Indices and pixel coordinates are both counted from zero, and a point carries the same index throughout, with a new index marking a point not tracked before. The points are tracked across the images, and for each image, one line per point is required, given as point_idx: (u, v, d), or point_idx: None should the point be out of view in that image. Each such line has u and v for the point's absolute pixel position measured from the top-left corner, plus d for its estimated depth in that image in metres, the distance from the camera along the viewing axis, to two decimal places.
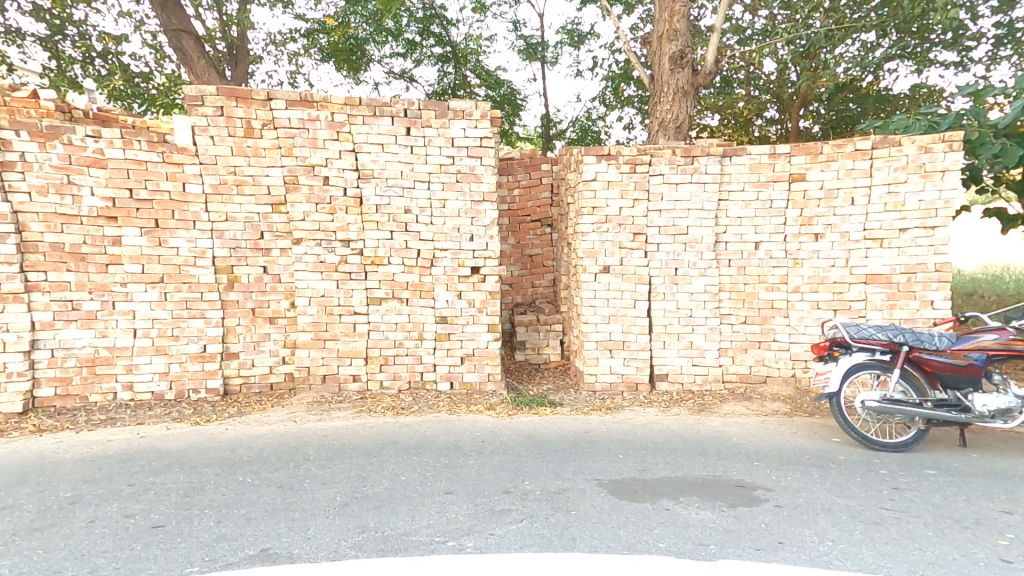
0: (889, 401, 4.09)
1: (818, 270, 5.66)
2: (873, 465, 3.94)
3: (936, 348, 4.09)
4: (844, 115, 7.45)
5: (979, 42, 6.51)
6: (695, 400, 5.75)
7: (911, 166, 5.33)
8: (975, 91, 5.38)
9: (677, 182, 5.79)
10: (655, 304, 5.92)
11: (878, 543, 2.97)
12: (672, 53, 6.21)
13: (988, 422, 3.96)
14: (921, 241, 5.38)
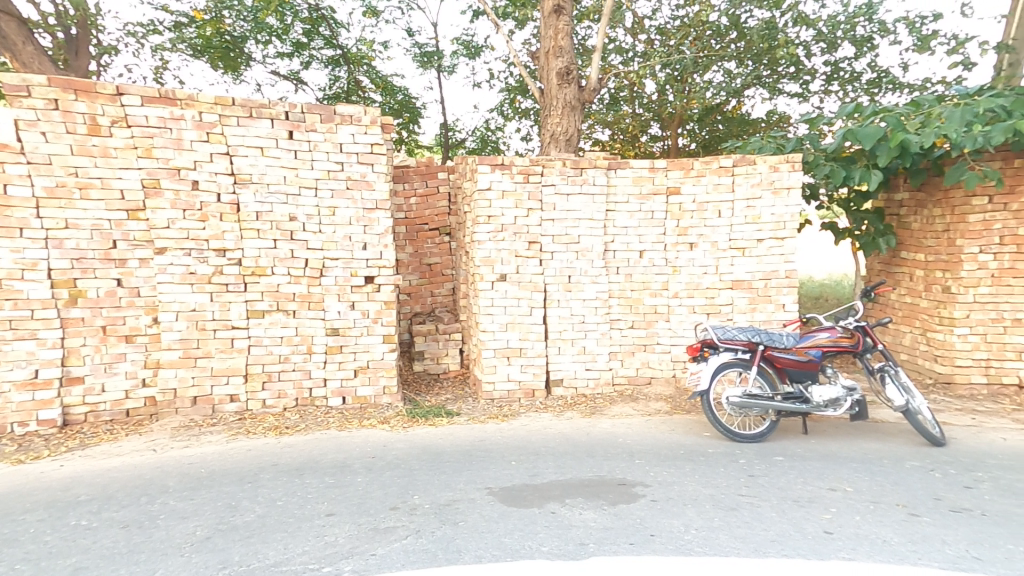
0: (748, 396, 4.51)
1: (693, 277, 6.12)
2: (734, 456, 4.31)
3: (784, 346, 4.57)
4: (714, 134, 8.13)
5: (815, 77, 7.43)
6: (588, 404, 5.97)
7: (764, 183, 5.90)
8: (811, 119, 6.10)
9: (568, 193, 6.02)
10: (551, 311, 6.08)
11: (733, 527, 3.24)
12: (559, 69, 6.46)
13: (823, 411, 4.48)
14: (774, 250, 5.97)
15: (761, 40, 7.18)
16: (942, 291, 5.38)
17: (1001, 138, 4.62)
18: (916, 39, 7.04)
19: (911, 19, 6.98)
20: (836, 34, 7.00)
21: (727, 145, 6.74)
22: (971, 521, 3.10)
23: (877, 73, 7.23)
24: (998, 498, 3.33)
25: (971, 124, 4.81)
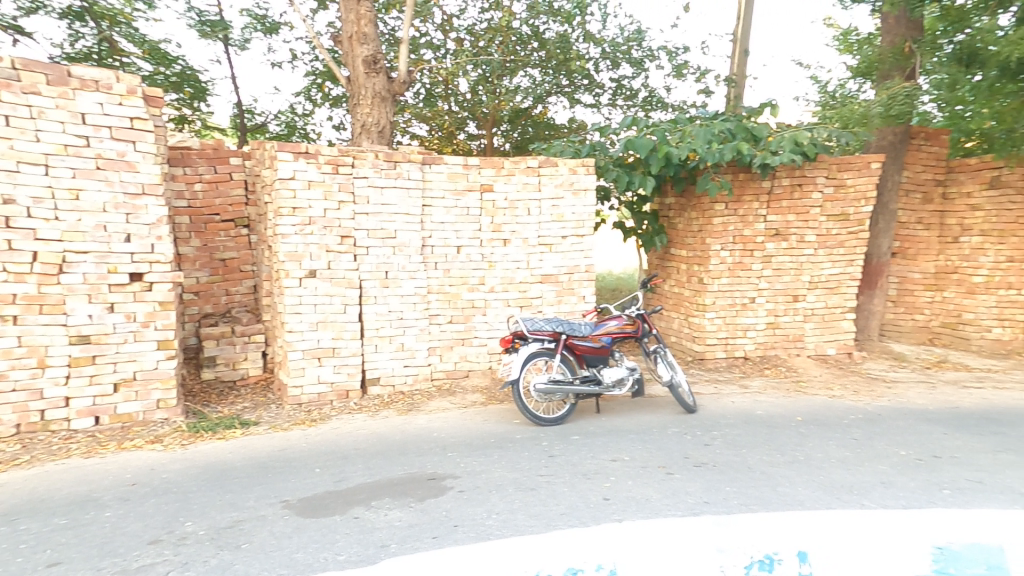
0: (553, 382, 4.84)
1: (507, 272, 6.36)
2: (538, 439, 4.58)
3: (582, 334, 4.99)
4: (525, 136, 8.61)
5: (604, 90, 8.32)
6: (406, 401, 5.82)
7: (565, 184, 6.36)
8: (602, 128, 6.78)
9: (382, 186, 5.78)
10: (367, 308, 5.78)
11: (530, 507, 3.40)
12: (365, 57, 6.19)
13: (612, 390, 5.01)
14: (576, 246, 6.48)
15: (557, 52, 7.81)
16: (699, 282, 6.44)
17: (730, 156, 5.75)
18: (673, 67, 8.34)
19: (670, 49, 8.22)
20: (618, 54, 7.92)
21: (534, 146, 7.17)
22: (708, 472, 3.72)
23: (648, 94, 8.38)
24: (727, 451, 4.06)
25: (711, 143, 5.93)
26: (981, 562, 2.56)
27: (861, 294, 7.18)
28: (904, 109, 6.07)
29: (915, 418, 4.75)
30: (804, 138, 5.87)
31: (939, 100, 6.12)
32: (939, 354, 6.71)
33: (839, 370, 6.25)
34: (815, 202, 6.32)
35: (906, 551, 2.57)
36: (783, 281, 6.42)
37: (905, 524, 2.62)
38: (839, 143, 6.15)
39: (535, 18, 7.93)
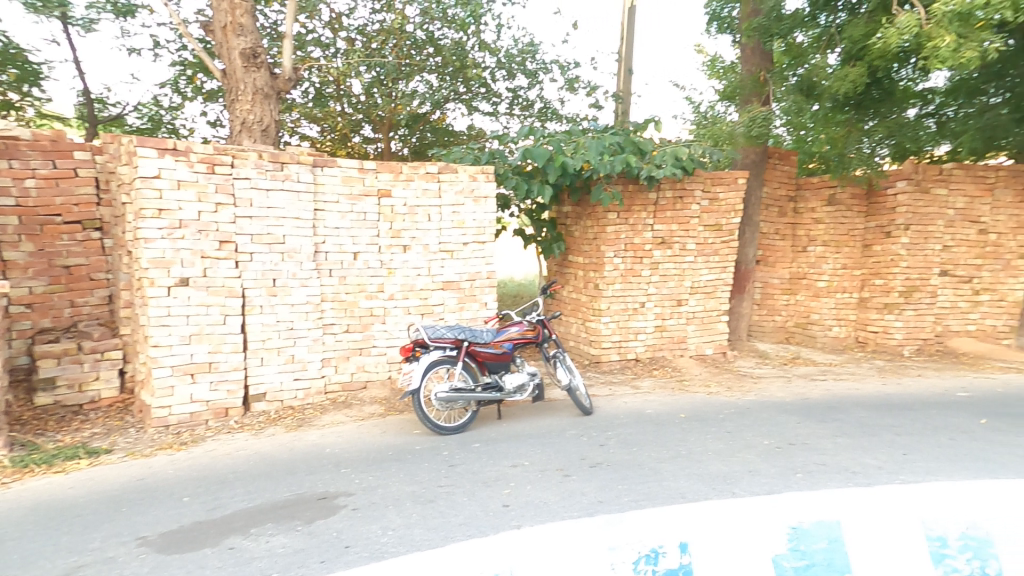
0: (454, 390, 4.78)
1: (407, 278, 6.19)
2: (438, 449, 4.47)
3: (484, 341, 4.98)
4: (423, 142, 8.51)
5: (500, 99, 8.45)
6: (295, 416, 5.42)
7: (466, 191, 6.33)
8: (500, 137, 6.87)
9: (267, 188, 5.37)
10: (250, 319, 5.32)
11: (428, 519, 3.30)
12: (242, 50, 5.77)
13: (513, 396, 5.04)
14: (477, 253, 6.46)
15: (453, 59, 7.82)
16: (595, 288, 6.74)
17: (620, 168, 6.10)
18: (565, 81, 8.69)
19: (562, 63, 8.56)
20: (513, 65, 8.10)
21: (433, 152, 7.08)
22: (602, 471, 3.86)
23: (544, 105, 8.66)
24: (619, 450, 4.25)
25: (602, 155, 6.25)
26: (823, 537, 2.79)
27: (732, 298, 7.91)
28: (762, 131, 6.84)
29: (776, 409, 5.32)
30: (683, 153, 6.37)
31: (787, 124, 6.84)
32: (793, 351, 7.61)
33: (714, 368, 6.84)
34: (693, 213, 6.87)
35: (756, 535, 2.76)
36: (668, 286, 6.90)
37: (756, 514, 2.82)
38: (711, 158, 6.76)
39: (428, 23, 7.88)
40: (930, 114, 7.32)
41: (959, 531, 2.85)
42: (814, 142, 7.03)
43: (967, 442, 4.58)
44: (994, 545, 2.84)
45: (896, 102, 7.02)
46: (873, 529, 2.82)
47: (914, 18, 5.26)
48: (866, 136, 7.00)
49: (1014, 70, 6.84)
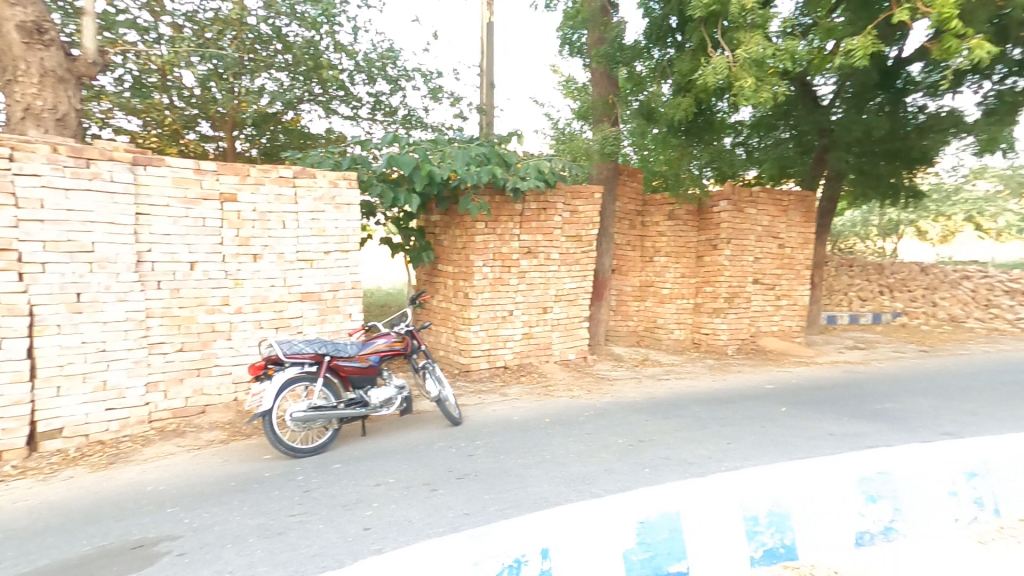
0: (313, 409, 4.43)
1: (258, 290, 5.61)
2: (292, 474, 4.08)
3: (348, 355, 4.68)
4: (274, 144, 7.98)
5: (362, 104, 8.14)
6: (107, 452, 4.57)
7: (326, 197, 5.94)
8: (363, 142, 6.59)
9: (66, 188, 4.52)
10: (40, 341, 4.40)
11: (275, 555, 2.97)
12: (22, 23, 5.05)
13: (379, 412, 4.79)
14: (341, 262, 6.08)
15: (306, 58, 7.38)
16: (465, 296, 6.79)
17: (486, 178, 6.22)
18: (428, 90, 8.64)
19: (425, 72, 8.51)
20: (372, 70, 7.87)
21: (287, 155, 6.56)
22: (469, 482, 3.84)
23: (408, 112, 8.54)
24: (487, 459, 4.26)
25: (469, 165, 6.31)
26: (666, 528, 3.08)
27: (592, 306, 8.47)
28: (612, 150, 7.47)
29: (627, 409, 5.78)
30: (546, 167, 6.69)
31: (633, 145, 7.47)
32: (643, 353, 8.39)
33: (577, 372, 7.23)
34: (556, 224, 7.23)
35: (611, 533, 2.94)
36: (535, 294, 7.16)
37: (612, 509, 3.01)
38: (570, 173, 7.18)
39: (273, 17, 7.33)
40: (741, 143, 8.65)
41: (767, 510, 3.33)
42: (656, 163, 7.65)
43: (774, 429, 5.42)
44: (790, 518, 3.37)
45: (715, 132, 7.93)
46: (704, 516, 3.16)
47: (724, 61, 6.05)
48: (694, 160, 7.76)
49: (794, 113, 8.50)
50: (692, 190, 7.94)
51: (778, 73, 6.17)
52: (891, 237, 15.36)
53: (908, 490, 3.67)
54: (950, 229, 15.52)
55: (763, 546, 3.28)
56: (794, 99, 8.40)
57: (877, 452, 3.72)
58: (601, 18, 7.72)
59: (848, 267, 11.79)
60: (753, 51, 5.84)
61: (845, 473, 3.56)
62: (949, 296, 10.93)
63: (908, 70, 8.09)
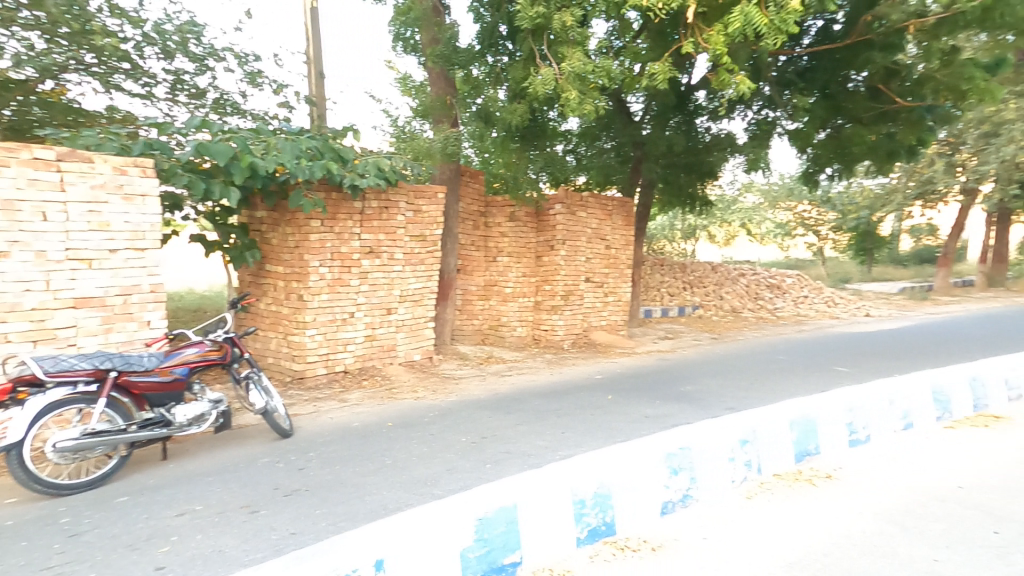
0: (89, 435, 3.72)
1: (5, 296, 4.51)
2: (54, 516, 3.39)
3: (143, 369, 4.01)
4: (25, 120, 6.57)
5: (156, 81, 7.10)
6: None
7: (108, 185, 5.01)
8: (160, 124, 5.72)
9: None
10: None
11: None
12: None
13: (186, 430, 4.17)
14: (132, 261, 5.19)
15: (66, 18, 6.33)
16: (298, 298, 6.34)
17: (321, 174, 5.82)
18: (245, 74, 7.83)
19: (238, 54, 7.69)
20: (167, 43, 6.92)
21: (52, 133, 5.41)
22: (298, 498, 3.61)
23: (220, 95, 7.63)
24: (319, 472, 4.02)
25: (300, 159, 5.85)
26: (502, 521, 3.26)
27: (438, 305, 8.51)
28: (454, 150, 7.56)
29: (470, 407, 5.93)
30: (385, 165, 6.50)
31: (473, 146, 7.77)
32: (488, 351, 8.68)
33: (422, 373, 7.18)
34: (399, 224, 7.09)
35: (452, 535, 3.03)
36: (378, 295, 6.94)
37: (455, 507, 3.10)
38: (414, 172, 7.04)
39: None
40: (571, 151, 9.26)
41: (593, 492, 3.77)
42: (496, 165, 8.01)
43: (602, 416, 6.03)
44: (611, 497, 3.87)
45: (548, 138, 8.26)
46: (537, 505, 3.44)
47: (552, 73, 6.53)
48: (531, 165, 8.21)
49: (613, 126, 9.38)
50: (531, 193, 8.45)
51: (598, 87, 6.77)
52: (690, 240, 18.12)
53: (700, 460, 4.47)
54: (730, 233, 18.79)
55: (589, 526, 3.73)
56: (612, 114, 9.24)
57: (680, 430, 4.43)
58: (432, 18, 7.78)
59: (659, 266, 13.59)
60: (576, 66, 6.42)
61: (654, 452, 4.19)
62: (731, 291, 13.29)
63: (696, 96, 9.44)
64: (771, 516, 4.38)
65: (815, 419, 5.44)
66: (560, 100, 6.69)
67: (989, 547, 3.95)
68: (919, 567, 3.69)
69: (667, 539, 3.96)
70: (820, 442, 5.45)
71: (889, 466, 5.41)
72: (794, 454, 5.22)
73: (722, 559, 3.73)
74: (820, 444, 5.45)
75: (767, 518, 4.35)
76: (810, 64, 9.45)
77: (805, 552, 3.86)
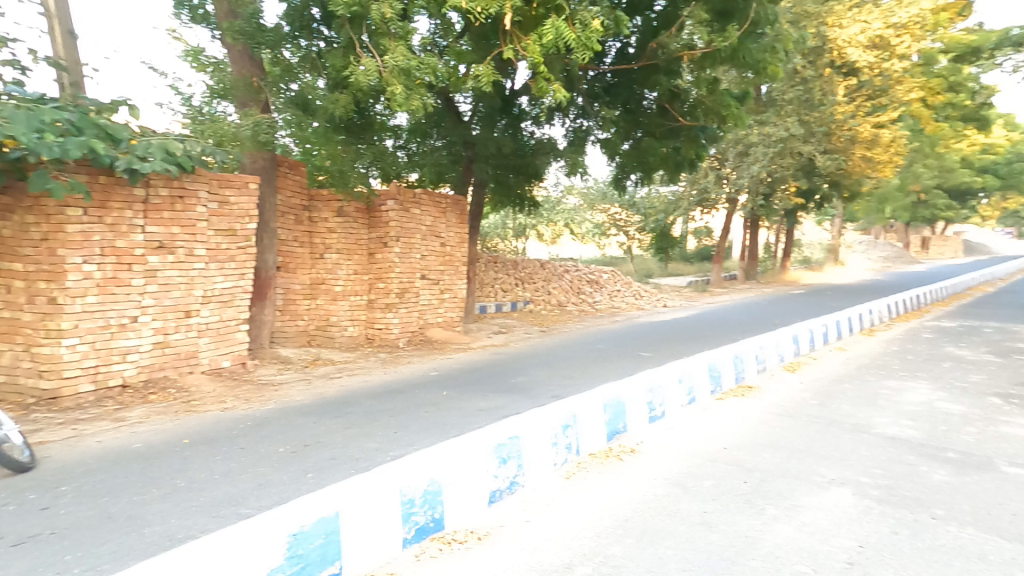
0: None
1: None
2: None
3: None
4: None
5: None
6: None
7: None
8: None
9: None
10: None
11: None
12: None
13: None
14: None
15: None
16: (48, 303, 5.21)
17: (78, 153, 4.89)
18: None
19: None
20: None
21: None
22: (35, 546, 3.00)
23: None
24: (74, 508, 3.41)
25: (44, 133, 4.81)
26: (321, 533, 3.11)
27: (253, 306, 7.70)
28: (268, 138, 6.90)
29: (290, 414, 5.51)
30: (174, 147, 5.68)
31: (291, 134, 7.06)
32: (314, 353, 8.12)
33: (231, 381, 6.45)
34: (200, 215, 6.28)
35: (261, 557, 2.82)
36: (172, 296, 6.07)
37: (265, 523, 2.89)
38: (215, 159, 6.17)
39: None
40: (402, 148, 9.36)
41: (422, 489, 3.82)
42: (319, 157, 7.42)
43: (436, 412, 6.07)
44: (444, 492, 3.96)
45: (375, 133, 8.21)
46: (363, 511, 3.37)
47: (374, 64, 6.37)
48: (359, 159, 7.98)
49: (443, 124, 9.50)
50: (360, 188, 8.13)
51: (425, 84, 6.73)
52: (522, 238, 19.28)
53: (527, 447, 4.82)
54: (557, 231, 20.51)
55: (416, 524, 3.78)
56: (442, 112, 9.39)
57: (510, 421, 4.71)
58: None
59: (493, 264, 14.23)
60: (400, 61, 6.35)
61: (484, 444, 4.39)
62: (558, 286, 14.43)
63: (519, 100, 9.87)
64: (584, 492, 4.92)
65: (624, 401, 6.21)
66: (385, 94, 6.55)
67: (742, 494, 4.91)
68: (693, 519, 4.46)
69: (493, 527, 4.25)
70: (627, 421, 6.25)
71: (677, 436, 6.43)
72: (606, 434, 5.91)
73: (543, 539, 4.09)
74: (627, 423, 6.25)
75: (581, 494, 4.88)
76: (613, 80, 10.69)
77: (610, 521, 4.40)
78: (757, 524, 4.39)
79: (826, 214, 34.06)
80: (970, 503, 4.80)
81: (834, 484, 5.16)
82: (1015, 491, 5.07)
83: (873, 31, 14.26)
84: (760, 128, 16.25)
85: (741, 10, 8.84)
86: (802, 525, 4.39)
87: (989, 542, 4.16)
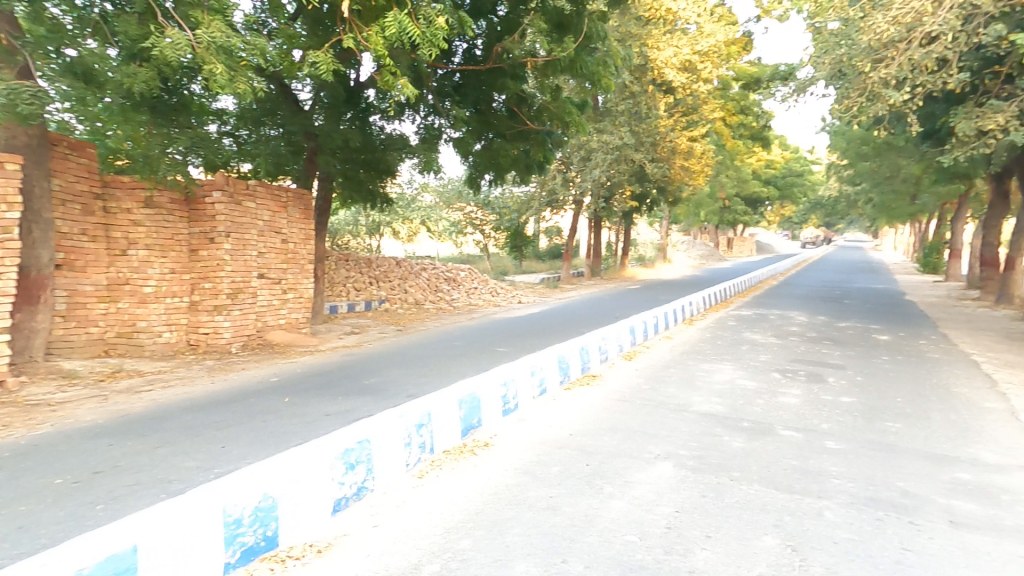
0: None
1: None
2: None
3: None
4: None
5: None
6: None
7: None
8: None
9: None
10: None
11: None
12: None
13: None
14: None
15: None
16: None
17: None
18: None
19: None
20: None
21: None
22: None
23: None
24: None
25: None
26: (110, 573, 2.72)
27: (19, 312, 6.39)
28: (31, 110, 5.49)
29: (77, 439, 4.72)
30: None
31: (72, 112, 5.93)
32: (113, 365, 7.01)
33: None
34: None
35: None
36: None
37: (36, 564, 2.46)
38: None
39: None
40: (228, 134, 8.56)
41: (253, 506, 3.55)
42: (114, 138, 6.56)
43: (275, 421, 5.63)
44: (278, 507, 3.72)
45: (193, 115, 7.35)
46: (174, 539, 3.04)
47: (184, 37, 5.55)
48: (170, 143, 6.99)
49: (278, 112, 8.77)
50: (174, 176, 7.23)
51: (253, 66, 6.18)
52: (375, 235, 18.80)
53: (377, 450, 4.74)
54: (412, 229, 20.76)
55: (243, 546, 3.49)
56: (276, 98, 8.72)
57: (360, 425, 4.62)
58: None
59: (344, 262, 13.85)
60: (217, 36, 5.65)
61: (329, 453, 4.22)
62: (414, 284, 14.27)
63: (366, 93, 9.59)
64: (436, 489, 4.95)
65: (480, 396, 6.39)
66: (201, 71, 5.83)
67: (583, 476, 5.34)
68: (539, 504, 4.73)
69: (336, 537, 4.06)
70: (482, 415, 6.44)
71: (529, 427, 6.78)
72: (460, 430, 6.03)
73: (391, 541, 4.04)
74: (481, 417, 6.44)
75: (433, 492, 4.90)
76: (461, 81, 11.02)
77: (461, 515, 4.50)
78: (595, 502, 4.80)
79: (655, 217, 37.88)
80: (758, 464, 5.78)
81: (659, 459, 5.85)
82: (790, 450, 6.22)
83: (684, 55, 14.68)
84: (599, 135, 17.29)
85: (575, 24, 9.73)
86: (632, 498, 4.92)
87: (768, 495, 5.06)
